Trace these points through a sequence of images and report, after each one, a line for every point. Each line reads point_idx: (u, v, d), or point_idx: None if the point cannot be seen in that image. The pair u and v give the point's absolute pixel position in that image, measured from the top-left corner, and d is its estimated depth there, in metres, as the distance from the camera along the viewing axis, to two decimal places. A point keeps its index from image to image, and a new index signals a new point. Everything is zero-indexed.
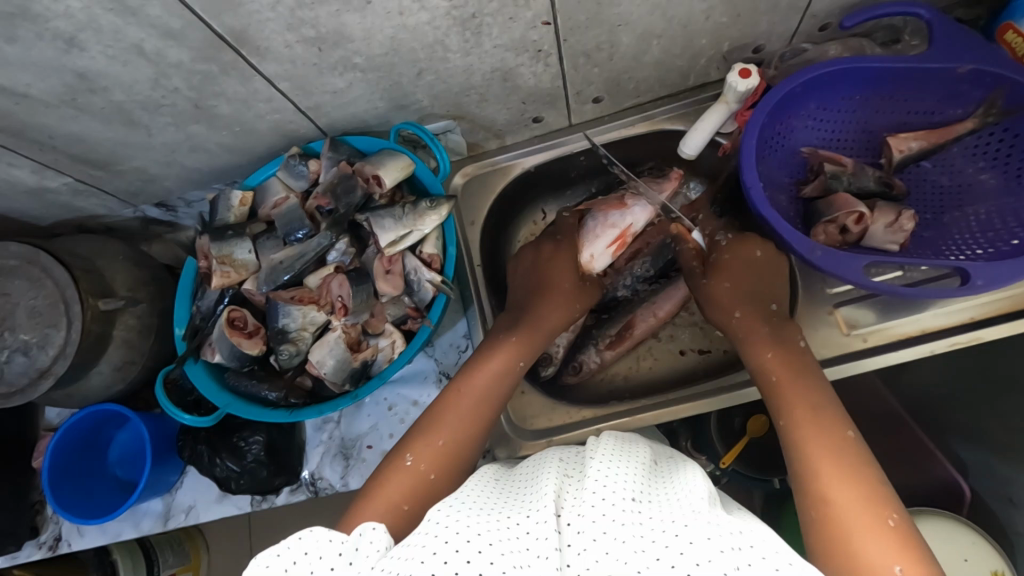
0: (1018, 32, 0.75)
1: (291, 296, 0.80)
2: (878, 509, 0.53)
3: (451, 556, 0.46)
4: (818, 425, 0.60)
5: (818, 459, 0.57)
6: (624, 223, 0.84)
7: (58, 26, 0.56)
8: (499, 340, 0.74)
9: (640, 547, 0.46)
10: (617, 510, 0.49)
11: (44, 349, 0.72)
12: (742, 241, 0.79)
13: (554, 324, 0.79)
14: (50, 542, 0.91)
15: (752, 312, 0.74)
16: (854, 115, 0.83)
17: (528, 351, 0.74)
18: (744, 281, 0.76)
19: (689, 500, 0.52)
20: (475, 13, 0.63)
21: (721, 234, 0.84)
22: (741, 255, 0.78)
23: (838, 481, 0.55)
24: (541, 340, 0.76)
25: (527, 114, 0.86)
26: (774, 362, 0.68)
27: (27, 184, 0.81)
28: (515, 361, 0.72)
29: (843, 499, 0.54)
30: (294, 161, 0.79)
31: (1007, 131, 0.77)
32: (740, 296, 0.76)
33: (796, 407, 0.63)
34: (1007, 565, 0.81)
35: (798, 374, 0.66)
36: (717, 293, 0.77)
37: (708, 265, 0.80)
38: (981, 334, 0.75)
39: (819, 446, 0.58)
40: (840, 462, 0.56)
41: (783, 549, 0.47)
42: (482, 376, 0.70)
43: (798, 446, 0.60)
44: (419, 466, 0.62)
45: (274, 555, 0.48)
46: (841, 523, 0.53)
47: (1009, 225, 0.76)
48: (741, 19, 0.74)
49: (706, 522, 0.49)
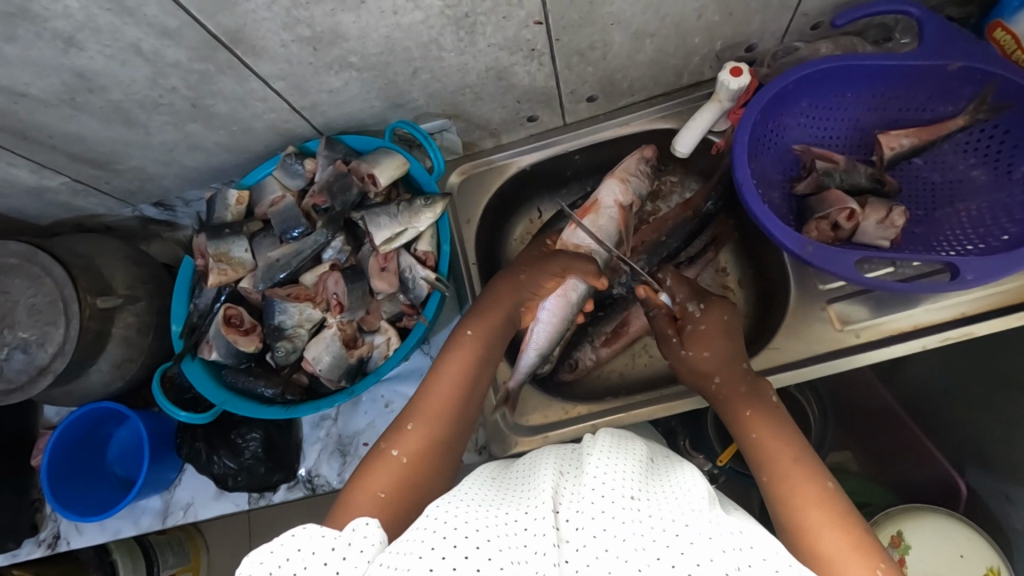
0: (1007, 30, 0.75)
1: (287, 293, 0.81)
2: (867, 557, 0.53)
3: (448, 552, 0.47)
4: (802, 474, 0.60)
5: (805, 508, 0.57)
6: (590, 199, 0.88)
7: (57, 26, 0.57)
8: (456, 334, 0.73)
9: (640, 545, 0.46)
10: (617, 507, 0.49)
11: (43, 347, 0.73)
12: (713, 307, 0.77)
13: (508, 300, 0.76)
14: (50, 540, 0.92)
15: (734, 375, 0.72)
16: (847, 112, 0.84)
17: (487, 325, 0.74)
18: (723, 350, 0.73)
19: (689, 499, 0.52)
20: (468, 13, 0.64)
21: (694, 302, 0.78)
22: (715, 322, 0.75)
23: (824, 530, 0.55)
24: (498, 318, 0.75)
25: (522, 113, 0.87)
26: (753, 419, 0.67)
27: (26, 184, 0.81)
28: (463, 330, 0.73)
29: (832, 549, 0.54)
30: (290, 160, 0.79)
31: (998, 128, 0.78)
32: (721, 364, 0.73)
33: (775, 459, 0.63)
34: (1002, 561, 0.82)
35: (779, 427, 0.66)
36: (696, 362, 0.74)
37: (683, 334, 0.77)
38: (973, 329, 0.76)
39: (802, 498, 0.58)
40: (829, 512, 0.56)
41: (783, 552, 0.48)
42: (457, 361, 0.70)
43: (781, 499, 0.59)
44: (392, 451, 0.62)
45: (267, 551, 0.49)
46: (831, 573, 0.53)
47: (999, 221, 0.77)
48: (733, 18, 0.75)
49: (707, 522, 0.49)
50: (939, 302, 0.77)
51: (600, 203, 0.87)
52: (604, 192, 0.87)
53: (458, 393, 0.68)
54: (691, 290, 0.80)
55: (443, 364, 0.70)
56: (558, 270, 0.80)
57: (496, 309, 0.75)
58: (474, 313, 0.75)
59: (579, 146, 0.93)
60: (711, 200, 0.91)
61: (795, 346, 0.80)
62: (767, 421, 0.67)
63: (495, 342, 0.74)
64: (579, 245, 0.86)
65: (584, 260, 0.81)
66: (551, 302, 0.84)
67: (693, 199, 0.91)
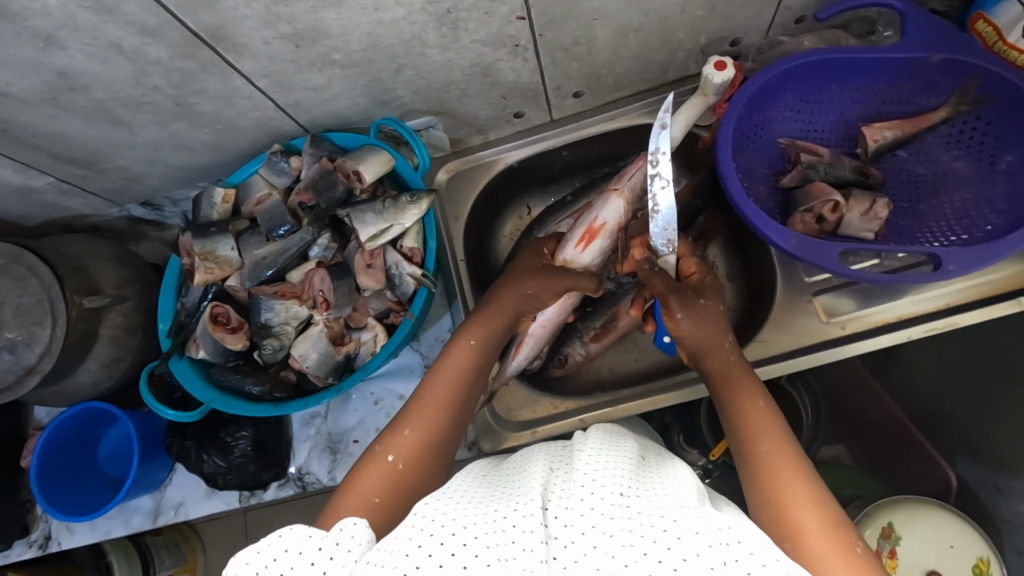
0: (988, 22, 0.75)
1: (274, 291, 0.81)
2: (843, 535, 0.52)
3: (436, 550, 0.47)
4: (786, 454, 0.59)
5: (792, 501, 0.55)
6: (590, 219, 0.82)
7: (36, 24, 0.56)
8: (457, 339, 0.73)
9: (628, 542, 0.46)
10: (605, 504, 0.49)
11: (29, 347, 0.72)
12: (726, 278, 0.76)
13: (509, 306, 0.76)
14: (40, 541, 0.92)
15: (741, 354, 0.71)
16: (831, 106, 0.84)
17: (484, 332, 0.73)
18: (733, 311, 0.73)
19: (679, 496, 0.52)
20: (450, 9, 0.64)
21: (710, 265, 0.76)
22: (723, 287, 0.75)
23: (804, 507, 0.54)
24: (498, 325, 0.75)
25: (509, 109, 0.87)
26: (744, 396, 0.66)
27: (12, 184, 0.81)
28: (466, 340, 0.72)
29: (811, 525, 0.53)
30: (276, 157, 0.80)
31: (980, 120, 0.78)
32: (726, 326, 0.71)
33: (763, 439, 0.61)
34: (991, 550, 0.83)
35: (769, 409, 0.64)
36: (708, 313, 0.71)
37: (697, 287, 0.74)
38: (957, 319, 0.76)
39: (793, 497, 0.55)
40: (816, 515, 0.53)
41: (772, 547, 0.48)
42: (447, 368, 0.69)
43: (769, 501, 0.56)
44: (387, 456, 0.62)
45: (254, 551, 0.49)
46: (809, 549, 0.51)
47: (983, 212, 0.78)
48: (716, 12, 0.75)
49: (695, 517, 0.49)
50: (923, 294, 0.77)
51: (608, 226, 0.83)
52: (608, 212, 0.83)
53: (455, 401, 0.67)
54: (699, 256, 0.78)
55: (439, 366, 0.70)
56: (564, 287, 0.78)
57: (498, 316, 0.75)
58: (473, 319, 0.75)
59: (568, 142, 0.93)
60: (697, 198, 0.92)
61: (784, 339, 0.80)
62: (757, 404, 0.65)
63: (492, 352, 0.73)
64: (570, 259, 0.83)
65: (589, 277, 0.79)
66: (552, 311, 0.83)
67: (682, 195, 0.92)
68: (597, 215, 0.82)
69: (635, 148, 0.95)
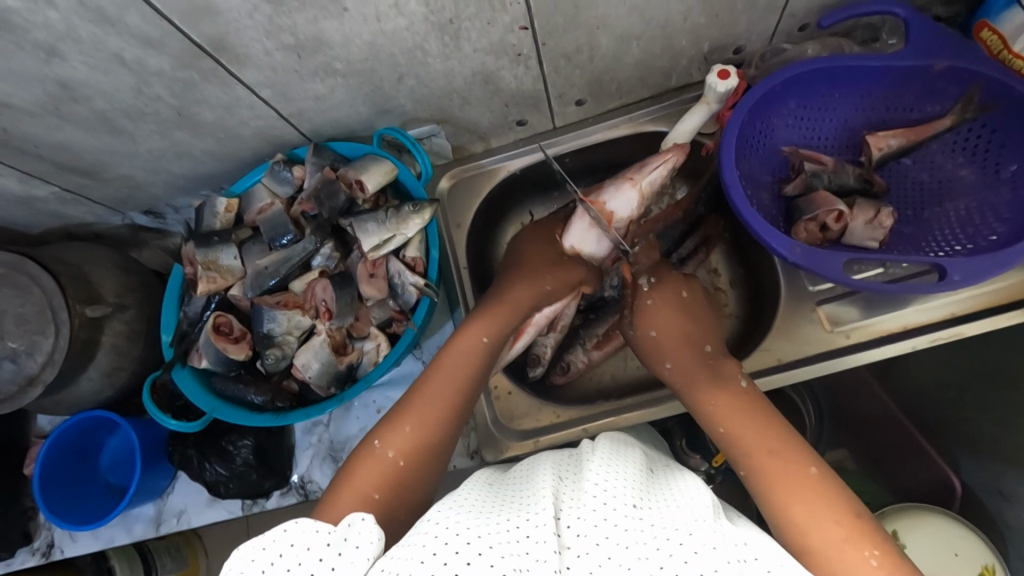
0: (993, 30, 0.75)
1: (276, 301, 0.81)
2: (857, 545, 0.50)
3: (451, 558, 0.46)
4: (783, 459, 0.58)
5: (801, 517, 0.53)
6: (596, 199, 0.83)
7: (38, 36, 0.56)
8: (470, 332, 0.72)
9: (643, 554, 0.46)
10: (618, 515, 0.49)
11: (32, 356, 0.73)
12: (662, 285, 0.80)
13: (523, 303, 0.76)
14: (43, 548, 0.92)
15: (685, 358, 0.72)
16: (834, 113, 0.84)
17: (495, 327, 0.73)
18: (672, 327, 0.75)
19: (692, 509, 0.52)
20: (452, 18, 0.64)
21: (646, 275, 0.82)
22: (662, 298, 0.78)
23: (813, 525, 0.52)
24: (514, 321, 0.75)
25: (511, 117, 0.87)
26: (719, 406, 0.65)
27: (14, 193, 0.81)
28: (479, 337, 0.71)
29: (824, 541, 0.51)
30: (279, 167, 0.79)
31: (985, 127, 0.77)
32: (674, 343, 0.74)
33: (753, 451, 0.59)
34: (997, 558, 0.82)
35: (748, 416, 0.62)
36: (646, 343, 0.76)
37: (634, 313, 0.79)
38: (963, 330, 0.76)
39: (797, 507, 0.54)
40: (830, 527, 0.52)
41: (781, 556, 0.48)
42: (456, 360, 0.69)
43: (775, 507, 0.55)
44: (387, 452, 0.61)
45: (259, 548, 0.48)
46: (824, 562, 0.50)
47: (988, 221, 0.77)
48: (719, 19, 0.75)
49: (711, 531, 0.48)
50: (929, 303, 0.77)
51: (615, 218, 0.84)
52: (619, 203, 0.83)
53: (459, 392, 0.67)
54: (653, 262, 0.84)
55: (443, 356, 0.70)
56: (575, 280, 0.82)
57: (507, 309, 0.75)
58: (481, 312, 0.74)
59: (571, 150, 0.93)
60: (700, 204, 0.91)
61: (784, 346, 0.81)
62: (740, 412, 0.63)
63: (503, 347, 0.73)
64: (577, 247, 0.85)
65: (591, 275, 0.85)
66: (555, 305, 0.80)
67: (683, 201, 0.91)
68: (604, 202, 0.83)
69: (638, 155, 0.95)
